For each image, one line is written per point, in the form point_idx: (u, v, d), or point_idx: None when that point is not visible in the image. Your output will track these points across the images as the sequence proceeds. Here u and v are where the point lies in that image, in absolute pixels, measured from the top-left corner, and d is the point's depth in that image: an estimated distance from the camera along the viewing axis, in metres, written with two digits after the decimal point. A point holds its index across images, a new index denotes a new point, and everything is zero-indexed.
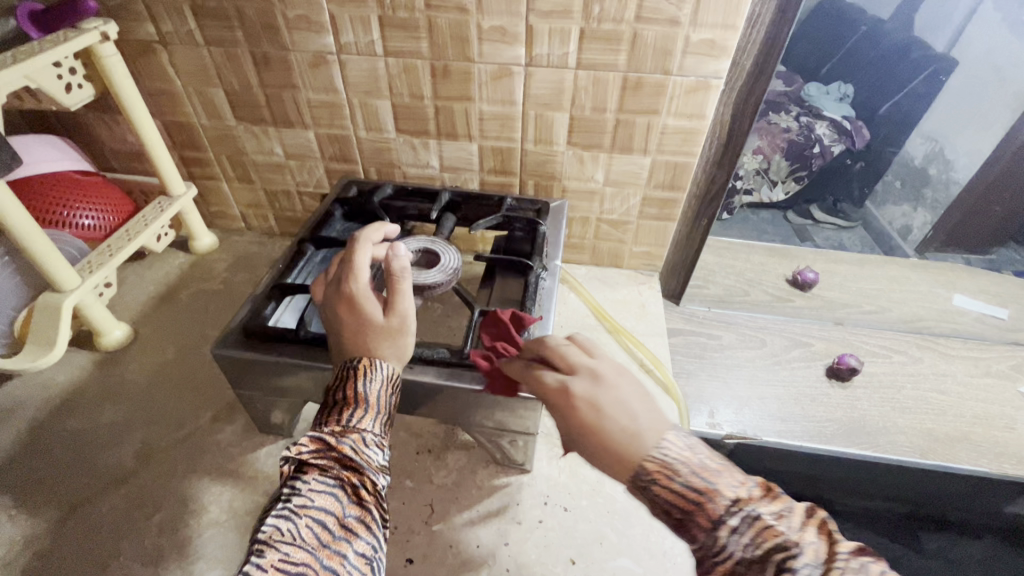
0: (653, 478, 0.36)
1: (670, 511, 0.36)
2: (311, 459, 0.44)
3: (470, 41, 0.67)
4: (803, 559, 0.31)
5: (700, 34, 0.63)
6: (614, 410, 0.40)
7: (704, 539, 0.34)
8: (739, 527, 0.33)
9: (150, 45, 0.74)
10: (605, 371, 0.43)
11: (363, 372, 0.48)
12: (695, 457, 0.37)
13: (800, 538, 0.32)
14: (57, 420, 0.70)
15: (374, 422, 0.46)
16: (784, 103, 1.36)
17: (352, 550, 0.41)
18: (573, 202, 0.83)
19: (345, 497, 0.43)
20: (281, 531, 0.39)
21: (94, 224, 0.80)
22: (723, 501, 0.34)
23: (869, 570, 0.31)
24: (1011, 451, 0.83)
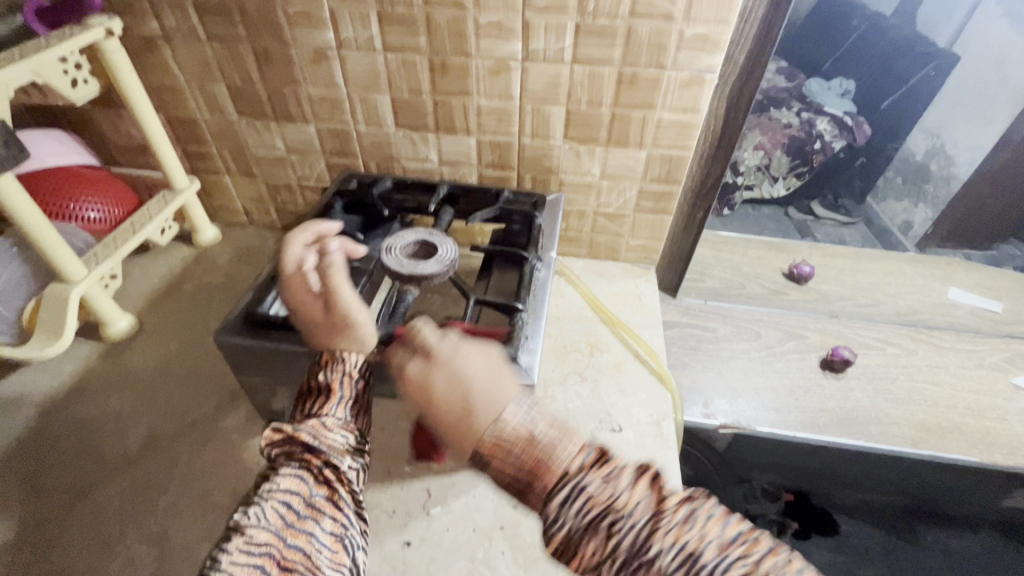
0: (489, 454, 0.42)
1: (508, 483, 0.42)
2: (278, 448, 0.47)
3: (467, 36, 0.68)
4: (627, 520, 0.38)
5: (694, 29, 0.64)
6: (460, 393, 0.46)
7: (544, 508, 0.40)
8: (572, 499, 0.39)
9: (153, 41, 0.75)
10: (455, 358, 0.49)
11: (326, 364, 0.51)
12: (525, 435, 0.42)
13: (623, 500, 0.38)
14: (64, 409, 0.72)
15: (336, 406, 0.48)
16: (784, 99, 1.38)
17: (319, 528, 0.43)
18: (570, 196, 0.85)
19: (311, 479, 0.45)
20: (246, 515, 0.41)
21: (99, 217, 0.81)
22: (557, 480, 0.40)
23: (692, 517, 0.38)
24: (1002, 441, 0.85)
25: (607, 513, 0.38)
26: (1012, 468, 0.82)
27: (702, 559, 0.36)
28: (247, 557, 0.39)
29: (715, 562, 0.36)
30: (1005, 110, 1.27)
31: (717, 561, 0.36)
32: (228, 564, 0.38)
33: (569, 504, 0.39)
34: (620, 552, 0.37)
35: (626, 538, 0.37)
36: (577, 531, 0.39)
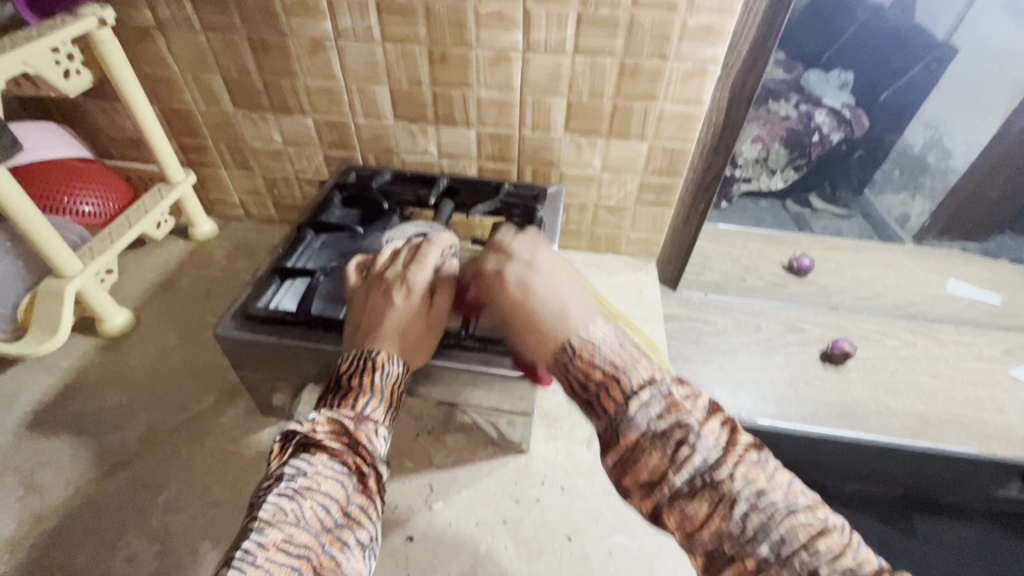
0: (571, 366, 0.44)
1: (579, 387, 0.43)
2: (318, 439, 0.44)
3: (467, 26, 0.67)
4: (701, 445, 0.38)
5: (697, 19, 0.63)
6: (544, 309, 0.46)
7: (613, 414, 0.41)
8: (649, 409, 0.39)
9: (147, 31, 0.74)
10: (546, 280, 0.48)
11: (379, 365, 0.49)
12: (609, 349, 0.43)
13: (699, 426, 0.38)
14: (61, 404, 0.71)
15: (385, 413, 0.47)
16: (783, 90, 1.31)
17: (353, 537, 0.41)
18: (570, 188, 0.84)
19: (351, 485, 0.43)
20: (286, 511, 0.39)
21: (94, 211, 0.81)
22: (637, 392, 0.40)
23: (762, 461, 0.37)
24: (1000, 433, 0.85)
25: (681, 432, 0.38)
26: (1010, 460, 0.83)
27: (772, 498, 0.35)
28: (285, 558, 0.37)
29: (784, 504, 0.35)
30: (1004, 103, 1.31)
31: (786, 504, 0.35)
32: (264, 561, 0.36)
33: (645, 416, 0.39)
34: (687, 470, 0.37)
35: (698, 457, 0.37)
36: (645, 440, 0.38)
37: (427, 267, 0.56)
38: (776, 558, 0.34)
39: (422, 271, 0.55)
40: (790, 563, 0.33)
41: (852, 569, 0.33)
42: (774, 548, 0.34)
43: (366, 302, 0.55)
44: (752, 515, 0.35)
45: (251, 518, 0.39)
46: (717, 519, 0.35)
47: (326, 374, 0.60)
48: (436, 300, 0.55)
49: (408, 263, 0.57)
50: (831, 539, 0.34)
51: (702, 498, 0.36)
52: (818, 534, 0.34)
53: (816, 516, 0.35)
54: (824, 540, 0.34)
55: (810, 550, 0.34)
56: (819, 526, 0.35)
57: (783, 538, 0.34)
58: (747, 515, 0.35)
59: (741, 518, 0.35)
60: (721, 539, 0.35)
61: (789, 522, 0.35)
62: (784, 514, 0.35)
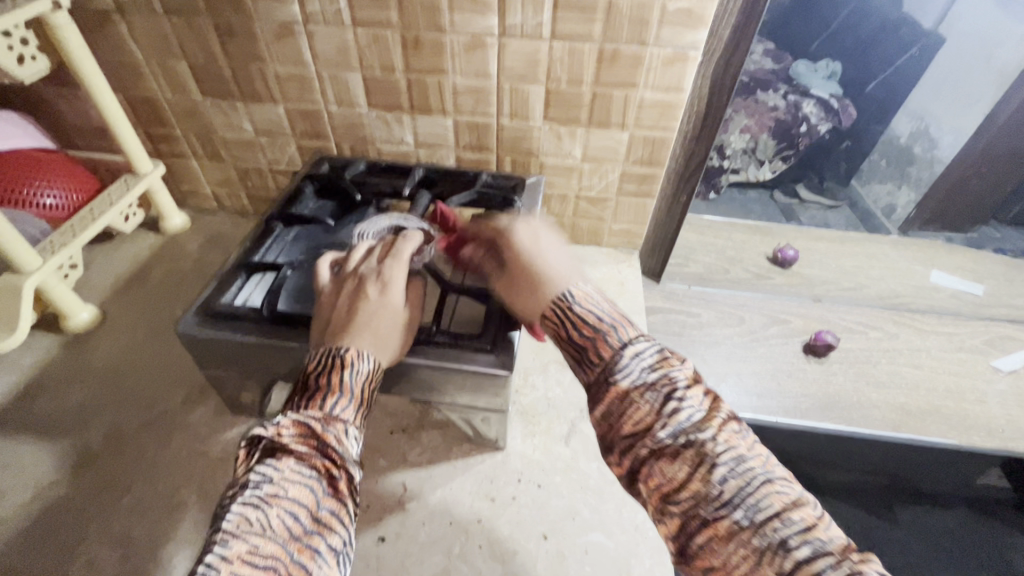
0: (564, 319, 0.46)
1: (573, 340, 0.45)
2: (285, 443, 0.42)
3: (441, 10, 0.65)
4: (687, 405, 0.38)
5: (677, 3, 0.61)
6: (546, 266, 0.51)
7: (604, 364, 0.42)
8: (641, 361, 0.41)
9: (106, 15, 0.71)
10: (548, 245, 0.55)
11: (348, 363, 0.47)
12: (602, 308, 0.46)
13: (686, 387, 0.39)
14: (22, 404, 0.68)
15: (355, 412, 0.45)
16: (772, 81, 1.32)
17: (326, 544, 0.38)
18: (551, 179, 0.82)
19: (320, 489, 0.40)
20: (250, 521, 0.37)
21: (58, 203, 0.78)
22: (629, 346, 0.42)
23: (745, 432, 0.38)
24: (980, 424, 0.85)
25: (669, 388, 0.39)
26: (988, 450, 0.83)
27: (751, 466, 0.35)
28: (250, 570, 0.34)
29: (761, 473, 0.35)
30: (989, 92, 1.29)
31: (764, 474, 0.35)
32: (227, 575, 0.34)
33: (636, 368, 0.41)
34: (671, 425, 0.37)
35: (683, 416, 0.38)
36: (633, 391, 0.40)
37: (402, 263, 0.55)
38: (749, 524, 0.33)
39: (398, 266, 0.55)
40: (765, 531, 0.33)
41: (822, 544, 0.32)
42: (749, 514, 0.34)
43: (338, 299, 0.53)
44: (730, 479, 0.35)
45: (213, 531, 0.36)
46: (695, 479, 0.35)
47: (294, 372, 0.58)
48: (410, 296, 0.54)
49: (383, 260, 0.56)
50: (807, 515, 0.34)
51: (682, 458, 0.36)
52: (793, 505, 0.34)
53: (790, 490, 0.35)
54: (798, 513, 0.34)
55: (783, 519, 0.33)
56: (793, 498, 0.34)
57: (758, 504, 0.34)
58: (725, 477, 0.35)
59: (719, 480, 0.35)
60: (696, 500, 0.35)
61: (764, 492, 0.34)
62: (759, 484, 0.35)
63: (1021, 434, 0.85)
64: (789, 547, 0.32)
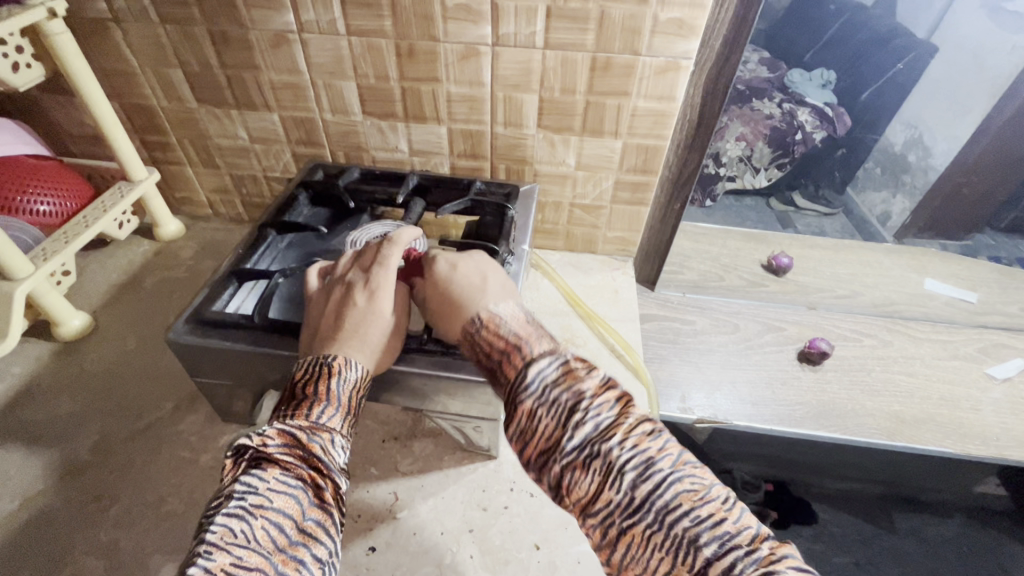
0: (476, 337, 0.46)
1: (483, 358, 0.45)
2: (271, 453, 0.41)
3: (435, 19, 0.65)
4: (592, 413, 0.38)
5: (669, 13, 0.61)
6: (463, 289, 0.49)
7: (513, 383, 0.42)
8: (544, 377, 0.41)
9: (102, 23, 0.71)
10: (471, 264, 0.52)
11: (336, 372, 0.47)
12: (513, 326, 0.46)
13: (592, 394, 0.39)
14: (12, 411, 0.68)
15: (342, 421, 0.45)
16: (766, 89, 1.42)
17: (311, 555, 0.38)
18: (545, 187, 0.82)
19: (306, 500, 0.41)
20: (235, 532, 0.36)
21: (52, 211, 0.78)
22: (534, 360, 0.42)
23: (656, 432, 0.37)
24: (975, 432, 0.85)
25: (573, 400, 0.39)
26: (984, 459, 0.82)
27: (659, 467, 0.35)
28: None
29: (670, 472, 0.35)
30: (981, 105, 1.28)
31: (673, 471, 0.35)
32: None
33: (539, 384, 0.40)
34: (578, 436, 0.37)
35: (588, 426, 0.38)
36: (537, 409, 0.39)
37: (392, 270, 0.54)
38: (660, 527, 0.33)
39: (385, 274, 0.53)
40: (675, 531, 0.33)
41: (730, 534, 0.32)
42: (659, 518, 0.34)
43: (327, 303, 0.53)
44: (638, 485, 0.35)
45: (196, 543, 0.36)
46: (605, 488, 0.35)
47: (285, 379, 0.58)
48: (399, 303, 0.54)
49: (370, 266, 0.54)
50: (714, 506, 0.34)
51: (591, 468, 0.36)
52: (700, 501, 0.34)
53: (700, 484, 0.35)
54: (706, 507, 0.33)
55: (692, 516, 0.33)
56: (702, 493, 0.34)
57: (667, 506, 0.34)
58: (633, 483, 0.35)
59: (628, 487, 0.35)
60: (610, 510, 0.35)
61: (673, 490, 0.34)
62: (669, 482, 0.35)
63: (1015, 443, 0.84)
64: (699, 543, 0.32)
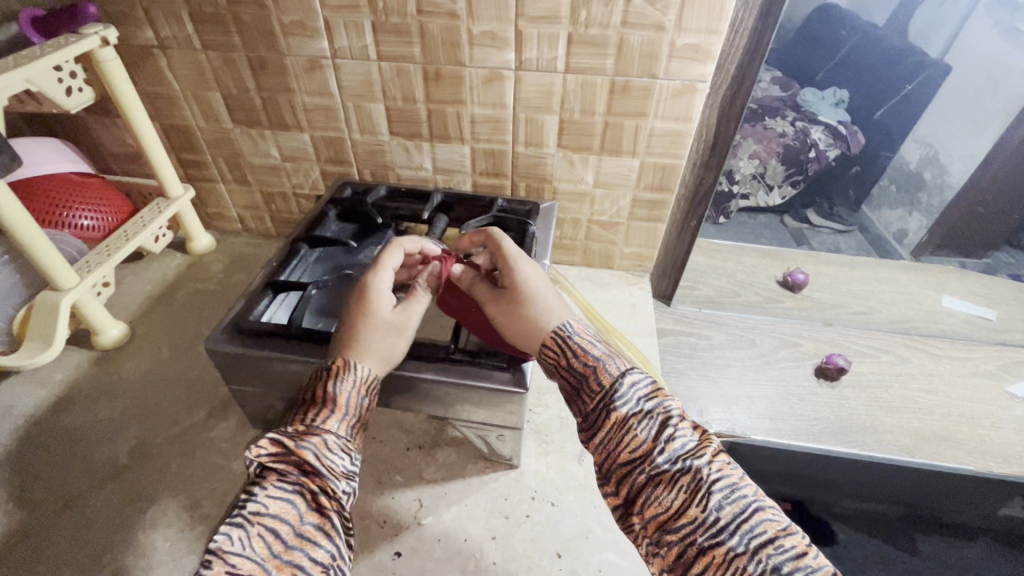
0: (565, 349, 0.49)
1: (570, 370, 0.49)
2: (269, 461, 0.43)
3: (461, 45, 0.69)
4: (680, 435, 0.43)
5: (686, 39, 0.64)
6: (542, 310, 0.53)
7: (602, 393, 0.46)
8: (638, 390, 0.45)
9: (148, 50, 0.76)
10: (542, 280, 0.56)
11: (335, 374, 0.48)
12: (600, 343, 0.50)
13: (678, 418, 0.44)
14: (53, 417, 0.71)
15: (338, 424, 0.46)
16: (781, 108, 1.42)
17: (308, 558, 0.39)
18: (563, 204, 0.85)
19: (302, 505, 0.41)
20: (231, 540, 0.38)
21: (94, 225, 0.82)
22: (627, 374, 0.46)
23: (735, 463, 0.42)
24: (996, 450, 0.84)
25: (664, 417, 0.44)
26: (1007, 477, 0.82)
27: (745, 493, 0.39)
28: None
29: (753, 500, 0.39)
30: (998, 120, 1.29)
31: (756, 500, 0.39)
32: None
33: (633, 396, 0.45)
34: (668, 453, 0.42)
35: (678, 443, 0.42)
36: (630, 419, 0.44)
37: (387, 272, 0.56)
38: (744, 550, 0.37)
39: (378, 275, 0.55)
40: (758, 554, 0.37)
41: (812, 566, 0.36)
42: (744, 540, 0.37)
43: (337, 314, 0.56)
44: (725, 506, 0.39)
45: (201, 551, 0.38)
46: (692, 505, 0.39)
47: None
48: (405, 304, 0.54)
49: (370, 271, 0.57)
50: (796, 540, 0.37)
51: (679, 484, 0.40)
52: (784, 531, 0.37)
53: (781, 516, 0.39)
54: (790, 539, 0.37)
55: (776, 545, 0.37)
56: (785, 524, 0.38)
57: (753, 531, 0.37)
58: (720, 503, 0.39)
59: (714, 506, 0.39)
60: (693, 526, 0.39)
61: (758, 517, 0.38)
62: (753, 509, 0.39)
63: None
64: (781, 571, 0.36)
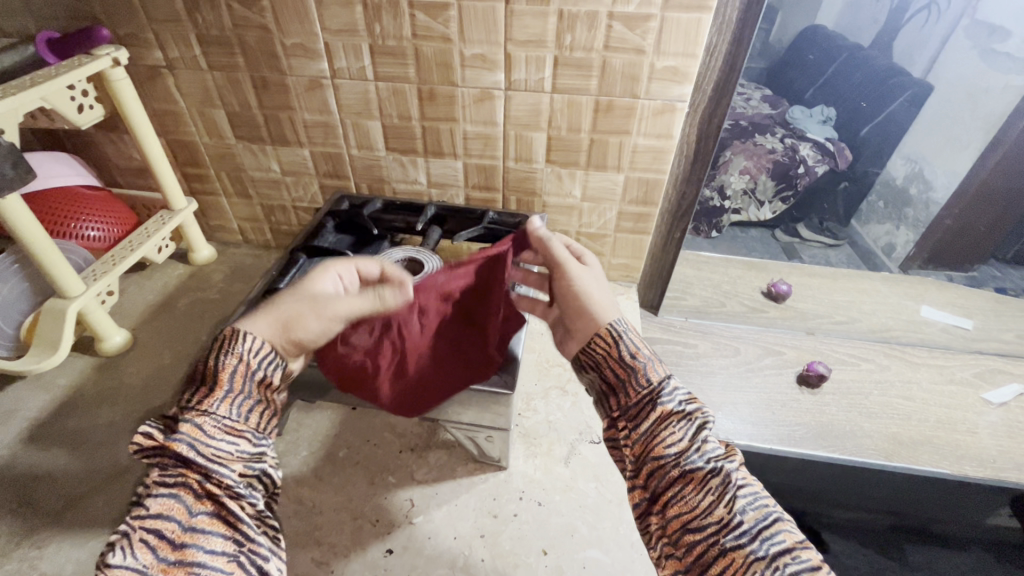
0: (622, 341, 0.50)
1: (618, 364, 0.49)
2: (150, 459, 0.43)
3: (454, 66, 0.73)
4: (713, 439, 0.44)
5: (665, 62, 0.68)
6: (602, 303, 0.54)
7: (647, 388, 0.47)
8: (680, 392, 0.47)
9: (157, 69, 0.79)
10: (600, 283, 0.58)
11: (222, 345, 0.48)
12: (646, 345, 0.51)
13: (712, 424, 0.46)
14: (57, 420, 0.73)
15: (219, 403, 0.45)
16: (770, 125, 1.45)
17: (201, 552, 0.39)
18: (553, 217, 0.88)
19: (190, 498, 0.41)
20: (114, 551, 0.38)
21: (99, 236, 0.85)
22: (671, 377, 0.48)
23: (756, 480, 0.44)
24: (971, 454, 0.87)
25: (701, 421, 0.45)
26: (981, 481, 0.84)
27: (768, 504, 0.41)
28: None
29: (775, 512, 0.41)
30: (979, 138, 1.34)
31: (778, 512, 0.41)
32: None
33: (675, 397, 0.46)
34: (704, 453, 0.43)
35: (712, 446, 0.44)
36: (672, 416, 0.45)
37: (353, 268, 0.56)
38: (765, 555, 0.39)
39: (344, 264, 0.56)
40: (777, 562, 0.38)
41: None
42: (766, 547, 0.39)
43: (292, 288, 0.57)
44: (750, 511, 0.41)
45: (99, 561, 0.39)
46: (720, 506, 0.41)
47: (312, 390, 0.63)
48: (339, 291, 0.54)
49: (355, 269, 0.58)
50: (812, 554, 0.39)
51: (711, 484, 0.42)
52: (801, 544, 0.40)
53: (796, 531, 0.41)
54: (806, 552, 0.39)
55: (794, 555, 0.39)
56: (801, 538, 0.40)
57: (773, 540, 0.39)
58: (746, 508, 0.41)
59: (740, 511, 0.40)
60: (719, 527, 0.40)
61: (778, 527, 0.40)
62: (774, 519, 0.41)
63: (1012, 464, 0.86)
64: None
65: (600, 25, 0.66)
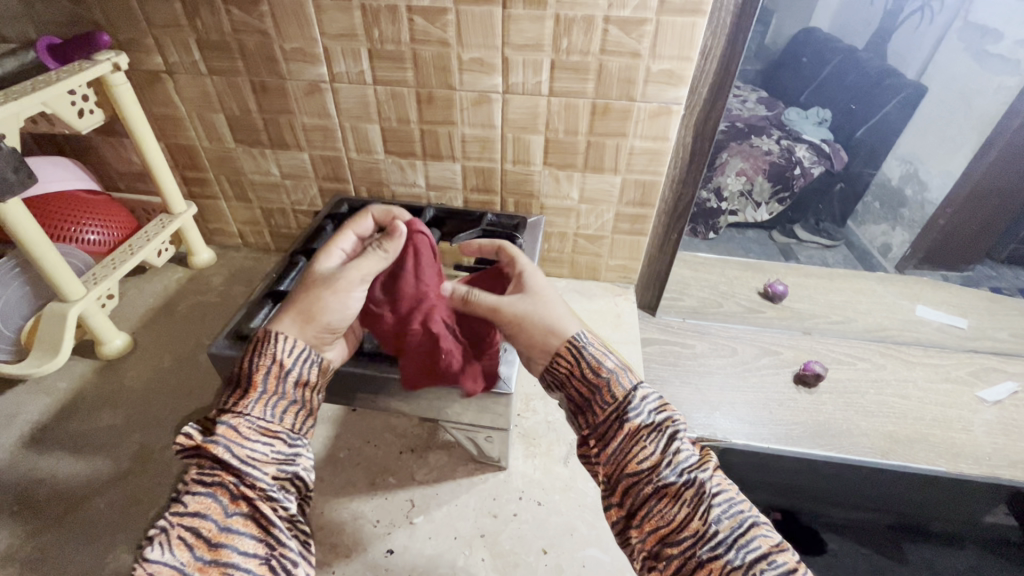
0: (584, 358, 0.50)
1: (583, 384, 0.49)
2: (188, 457, 0.44)
3: (452, 70, 0.73)
4: (685, 449, 0.45)
5: (660, 65, 0.69)
6: (561, 315, 0.54)
7: (615, 405, 0.47)
8: (648, 403, 0.47)
9: (157, 74, 0.80)
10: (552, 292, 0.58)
11: (256, 347, 0.49)
12: (611, 357, 0.51)
13: (684, 434, 0.46)
14: (59, 423, 0.74)
15: (253, 405, 0.46)
16: (766, 126, 1.44)
17: (235, 553, 0.40)
18: (550, 219, 0.89)
19: (225, 498, 0.42)
20: (151, 546, 0.39)
21: (99, 239, 0.85)
22: (638, 389, 0.47)
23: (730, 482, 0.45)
24: (966, 452, 0.88)
25: (671, 432, 0.45)
26: (977, 478, 0.85)
27: (742, 509, 0.42)
28: None
29: (750, 516, 0.42)
30: (974, 138, 1.36)
31: (753, 516, 0.42)
32: None
33: (643, 410, 0.46)
34: (675, 466, 0.44)
35: (683, 456, 0.44)
36: (642, 431, 0.45)
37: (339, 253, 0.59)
38: (741, 564, 0.39)
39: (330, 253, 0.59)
40: (754, 570, 0.39)
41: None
42: (741, 556, 0.40)
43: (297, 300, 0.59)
44: (724, 520, 0.41)
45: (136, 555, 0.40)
46: (694, 519, 0.42)
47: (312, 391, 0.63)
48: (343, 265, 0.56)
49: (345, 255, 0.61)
50: (789, 557, 0.40)
51: (685, 496, 0.43)
52: (778, 547, 0.40)
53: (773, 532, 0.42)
54: (782, 556, 0.40)
55: (770, 560, 0.39)
56: (777, 542, 0.41)
57: (749, 547, 0.40)
58: (721, 517, 0.41)
59: (715, 520, 0.41)
60: (695, 540, 0.41)
61: (754, 533, 0.41)
62: (750, 524, 0.41)
63: (1007, 461, 0.87)
64: None
65: (596, 28, 0.67)
